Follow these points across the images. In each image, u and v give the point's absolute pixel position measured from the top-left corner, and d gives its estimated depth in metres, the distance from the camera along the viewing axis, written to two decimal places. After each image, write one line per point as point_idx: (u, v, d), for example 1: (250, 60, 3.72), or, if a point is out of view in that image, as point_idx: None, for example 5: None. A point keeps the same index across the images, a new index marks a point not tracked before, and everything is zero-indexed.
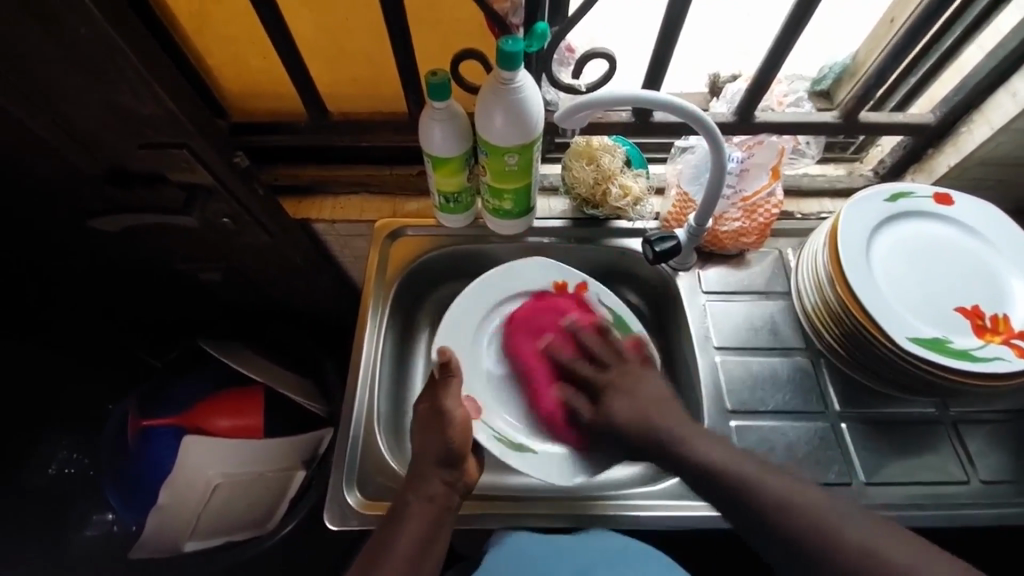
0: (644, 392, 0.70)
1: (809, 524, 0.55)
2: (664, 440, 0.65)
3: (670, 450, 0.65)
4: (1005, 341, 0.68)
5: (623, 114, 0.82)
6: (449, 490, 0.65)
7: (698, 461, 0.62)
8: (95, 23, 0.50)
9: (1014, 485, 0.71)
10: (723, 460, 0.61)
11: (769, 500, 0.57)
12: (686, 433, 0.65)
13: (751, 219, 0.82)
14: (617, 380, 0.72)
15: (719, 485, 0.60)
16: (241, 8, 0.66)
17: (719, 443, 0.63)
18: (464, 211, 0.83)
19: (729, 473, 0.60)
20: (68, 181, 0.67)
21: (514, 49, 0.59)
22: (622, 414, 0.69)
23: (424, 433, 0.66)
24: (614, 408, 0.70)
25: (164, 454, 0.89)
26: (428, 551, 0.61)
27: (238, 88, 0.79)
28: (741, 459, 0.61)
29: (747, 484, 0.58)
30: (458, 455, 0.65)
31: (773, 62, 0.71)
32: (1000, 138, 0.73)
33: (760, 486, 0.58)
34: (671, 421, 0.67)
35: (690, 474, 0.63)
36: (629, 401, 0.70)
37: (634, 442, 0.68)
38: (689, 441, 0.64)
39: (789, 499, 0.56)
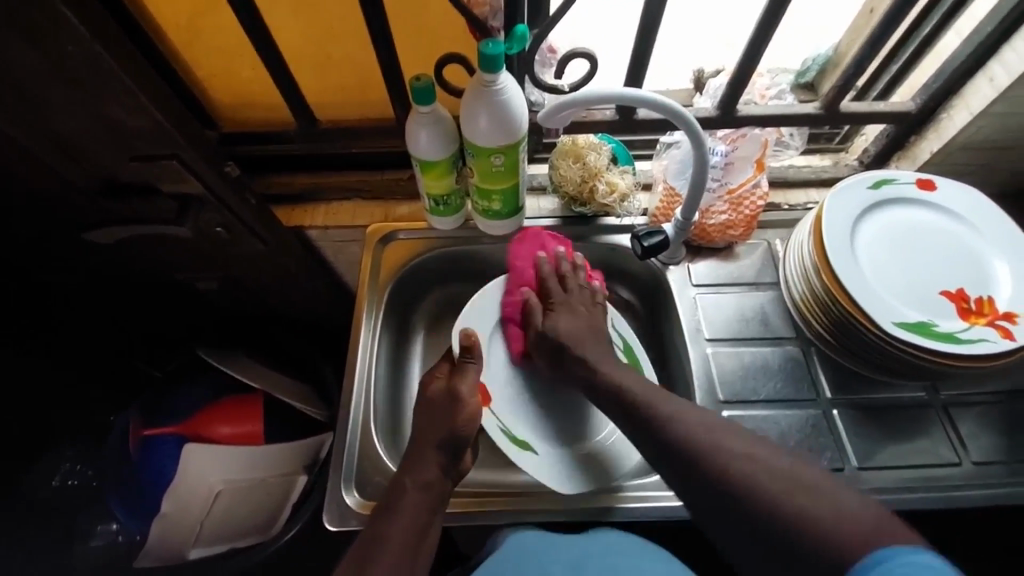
0: (589, 322, 0.77)
1: (737, 460, 0.54)
2: (601, 367, 0.70)
3: (619, 399, 0.66)
4: (991, 322, 0.69)
5: (607, 112, 0.83)
6: (443, 475, 0.66)
7: (619, 386, 0.67)
8: (82, 40, 0.52)
9: (1007, 466, 0.72)
10: (648, 395, 0.65)
11: (699, 445, 0.57)
12: (605, 361, 0.71)
13: (737, 211, 0.83)
14: (561, 301, 0.78)
15: (658, 435, 0.60)
16: (228, 21, 0.67)
17: (630, 374, 0.69)
18: (454, 213, 0.84)
19: (657, 415, 0.62)
20: (63, 195, 0.68)
21: (495, 51, 0.61)
22: (564, 325, 0.75)
23: (431, 414, 0.69)
24: (557, 323, 0.75)
25: (165, 463, 0.89)
26: (423, 538, 0.62)
27: (229, 100, 0.81)
28: (677, 407, 0.62)
29: (677, 431, 0.59)
30: (461, 443, 0.68)
31: (752, 55, 0.72)
32: (979, 123, 0.74)
33: (694, 431, 0.58)
34: (597, 350, 0.73)
35: (618, 405, 0.66)
36: (572, 318, 0.76)
37: (566, 356, 0.74)
38: (636, 392, 0.65)
39: (716, 438, 0.57)
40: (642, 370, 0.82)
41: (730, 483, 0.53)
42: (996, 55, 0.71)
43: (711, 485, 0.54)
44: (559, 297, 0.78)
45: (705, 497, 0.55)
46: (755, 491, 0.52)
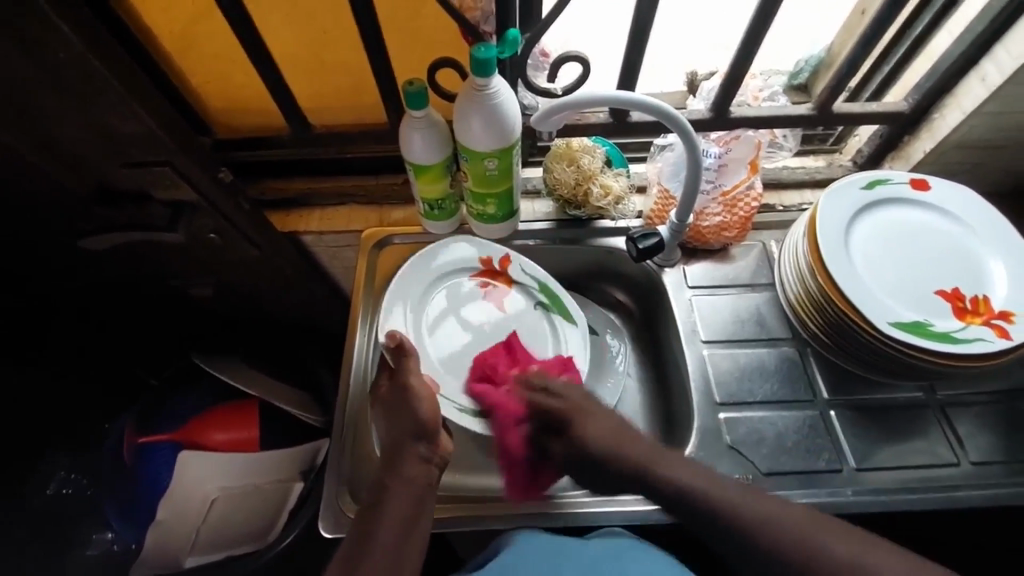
0: (609, 416, 0.72)
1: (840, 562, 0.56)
2: (649, 466, 0.67)
3: (675, 499, 0.64)
4: (986, 321, 0.69)
5: (601, 116, 0.83)
6: (427, 467, 0.67)
7: (680, 488, 0.64)
8: (73, 48, 0.52)
9: (1005, 465, 0.72)
10: (725, 495, 0.62)
11: (786, 540, 0.58)
12: (651, 459, 0.67)
13: (732, 213, 0.83)
14: (578, 407, 0.72)
15: (714, 521, 0.61)
16: (221, 29, 0.68)
17: (687, 467, 0.66)
18: (448, 217, 0.84)
19: (738, 512, 0.61)
20: (56, 203, 0.68)
21: (486, 55, 0.61)
22: (598, 434, 0.70)
23: (398, 409, 0.69)
24: (586, 431, 0.70)
25: (161, 470, 0.89)
26: (412, 529, 0.62)
27: (223, 106, 0.81)
28: (751, 499, 0.61)
29: (754, 527, 0.59)
30: (431, 428, 0.68)
31: (745, 56, 0.73)
32: (972, 122, 0.75)
33: (773, 523, 0.59)
34: (641, 449, 0.69)
35: (673, 506, 0.64)
36: (595, 426, 0.71)
37: (611, 464, 0.69)
38: (698, 484, 0.63)
39: (811, 532, 0.58)
40: (566, 305, 0.84)
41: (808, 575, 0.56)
42: (988, 54, 0.71)
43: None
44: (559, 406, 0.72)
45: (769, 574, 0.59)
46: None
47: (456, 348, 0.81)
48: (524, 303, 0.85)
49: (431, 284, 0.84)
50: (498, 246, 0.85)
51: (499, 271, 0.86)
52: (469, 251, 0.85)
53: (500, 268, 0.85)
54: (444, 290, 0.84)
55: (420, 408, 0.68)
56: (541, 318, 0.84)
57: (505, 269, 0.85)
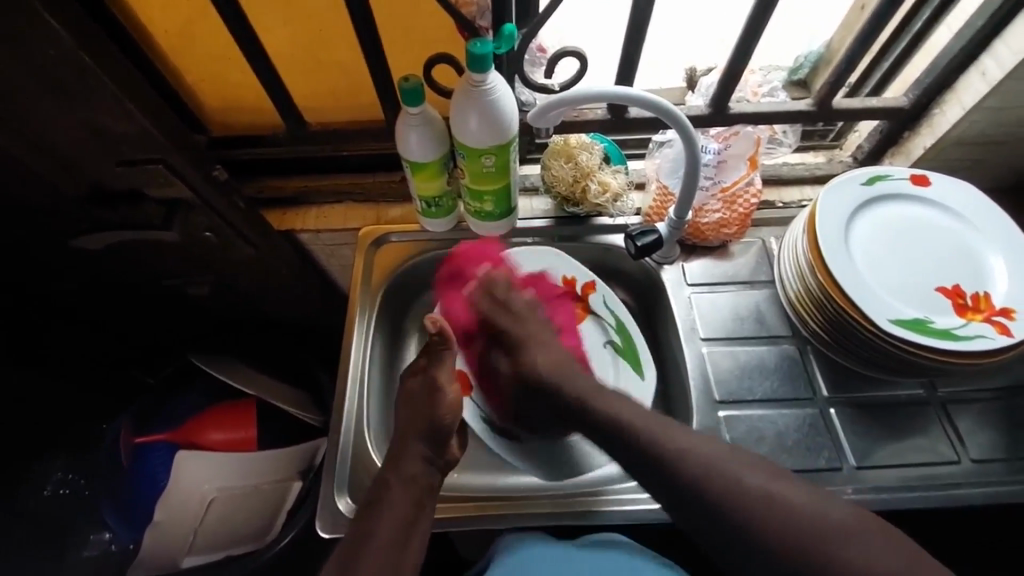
0: (555, 346, 0.75)
1: (760, 505, 0.53)
2: (587, 399, 0.66)
3: (608, 425, 0.63)
4: (987, 318, 0.68)
5: (599, 112, 0.83)
6: (428, 469, 0.66)
7: (617, 421, 0.63)
8: (65, 46, 0.51)
9: (1006, 462, 0.71)
10: (664, 436, 0.60)
11: (723, 486, 0.55)
12: (591, 391, 0.67)
13: (731, 210, 0.82)
14: (531, 336, 0.75)
15: (673, 478, 0.57)
16: (216, 27, 0.67)
17: (631, 407, 0.64)
18: (446, 214, 0.83)
19: (681, 457, 0.58)
20: (49, 202, 0.68)
21: (483, 51, 0.60)
22: (546, 362, 0.72)
23: (411, 407, 0.69)
24: (533, 355, 0.73)
25: (158, 469, 0.90)
26: (411, 530, 0.62)
27: (218, 105, 0.80)
28: (688, 438, 0.59)
29: (694, 463, 0.57)
30: (444, 433, 0.68)
31: (743, 52, 0.72)
32: (972, 117, 0.74)
33: (711, 465, 0.57)
34: (580, 378, 0.70)
35: (610, 440, 0.63)
36: (544, 351, 0.73)
37: (554, 393, 0.70)
38: (639, 423, 0.62)
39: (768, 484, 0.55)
40: (638, 354, 0.82)
41: (777, 537, 0.52)
42: (988, 49, 0.70)
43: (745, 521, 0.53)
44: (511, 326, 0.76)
45: (737, 549, 0.53)
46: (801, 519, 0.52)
47: None
48: (596, 337, 0.84)
49: None
50: (587, 271, 0.85)
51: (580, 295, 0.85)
52: (558, 268, 0.84)
53: (582, 293, 0.85)
54: None
55: (438, 411, 0.68)
56: (609, 358, 0.83)
57: (587, 294, 0.85)
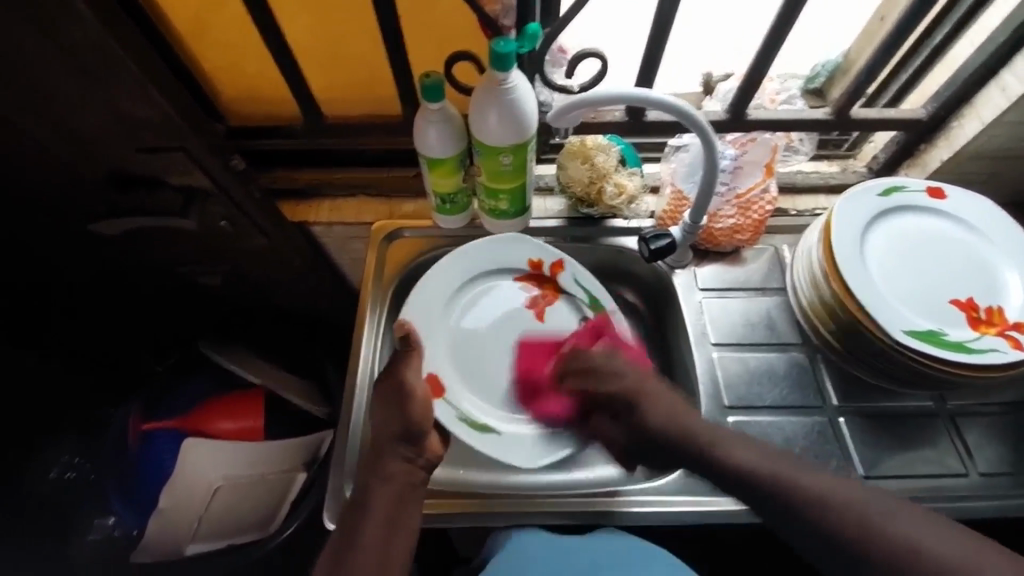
0: (664, 397, 0.71)
1: (894, 545, 0.53)
2: (709, 445, 0.65)
3: (740, 480, 0.61)
4: (1000, 333, 0.68)
5: (617, 113, 0.83)
6: (409, 466, 0.67)
7: (743, 467, 0.62)
8: (93, 31, 0.52)
9: (1012, 477, 0.71)
10: (788, 474, 0.60)
11: (847, 520, 0.56)
12: (719, 438, 0.65)
13: (745, 216, 0.82)
14: (642, 387, 0.71)
15: (816, 525, 0.57)
16: (239, 17, 0.68)
17: (754, 447, 0.64)
18: (461, 211, 0.83)
19: (801, 491, 0.58)
20: (68, 186, 0.68)
21: (506, 50, 0.60)
22: (659, 417, 0.69)
23: (384, 410, 0.68)
24: (649, 415, 0.69)
25: (163, 456, 0.89)
26: (394, 528, 0.64)
27: (237, 95, 0.80)
28: (812, 475, 0.60)
29: (821, 504, 0.57)
30: (418, 431, 0.68)
31: (764, 59, 0.72)
32: (991, 131, 0.74)
33: (837, 505, 0.57)
34: (701, 425, 0.67)
35: (731, 484, 0.62)
36: (658, 407, 0.70)
37: (677, 451, 0.67)
38: (756, 463, 0.62)
39: (868, 518, 0.55)
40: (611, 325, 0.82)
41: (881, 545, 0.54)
42: (1008, 64, 0.70)
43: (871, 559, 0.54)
44: (614, 390, 0.72)
45: None
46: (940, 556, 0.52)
47: (483, 357, 0.81)
48: (567, 315, 0.84)
49: (464, 282, 0.84)
50: (552, 250, 0.84)
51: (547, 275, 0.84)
52: (521, 251, 0.84)
53: (551, 273, 0.85)
54: (479, 290, 0.84)
55: (408, 412, 0.67)
56: None
57: (554, 273, 0.84)
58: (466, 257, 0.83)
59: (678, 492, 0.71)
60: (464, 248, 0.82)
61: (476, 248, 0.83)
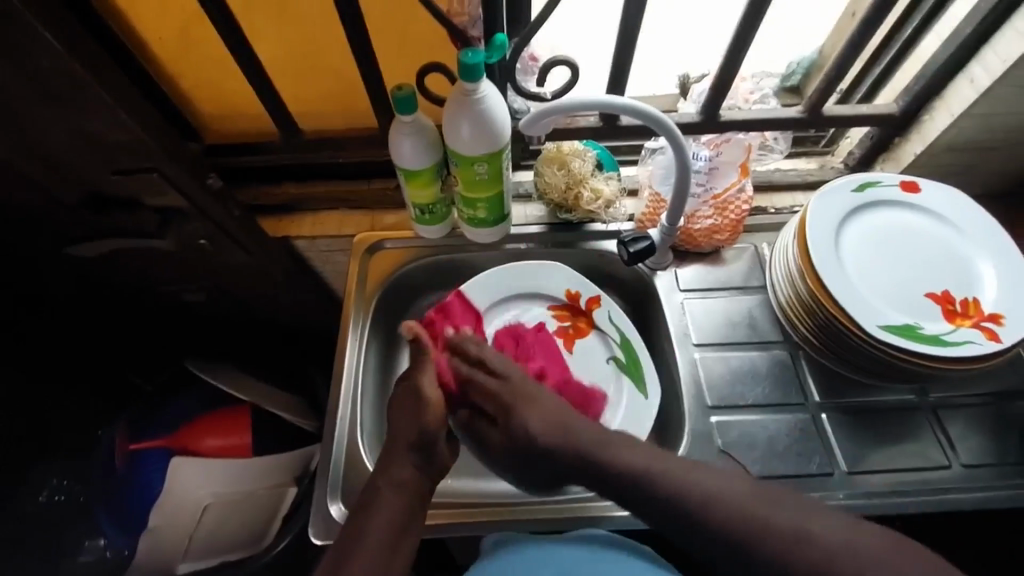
0: (549, 401, 0.69)
1: (780, 537, 0.54)
2: (591, 449, 0.64)
3: (626, 478, 0.61)
4: (976, 324, 0.69)
5: (591, 119, 0.84)
6: (418, 474, 0.66)
7: (625, 465, 0.61)
8: (60, 58, 0.52)
9: (996, 468, 0.71)
10: (676, 472, 0.60)
11: (732, 511, 0.56)
12: (603, 442, 0.64)
13: (723, 216, 0.83)
14: (524, 389, 0.70)
15: (701, 525, 0.57)
16: (212, 37, 0.68)
17: (638, 449, 0.63)
18: (442, 221, 0.84)
19: (687, 488, 0.58)
20: (45, 209, 0.68)
21: (474, 61, 0.61)
22: (539, 423, 0.66)
23: (401, 413, 0.69)
24: (528, 421, 0.67)
25: (153, 475, 0.90)
26: (400, 537, 0.63)
27: (214, 113, 0.81)
28: (701, 475, 0.59)
29: (708, 497, 0.57)
30: (431, 437, 0.67)
31: (734, 59, 0.73)
32: (961, 124, 0.75)
33: (718, 494, 0.57)
34: (585, 429, 0.66)
35: (614, 489, 0.62)
36: (541, 412, 0.67)
37: (547, 455, 0.65)
38: (646, 465, 0.61)
39: (753, 507, 0.56)
40: (643, 376, 0.80)
41: (795, 561, 0.53)
42: (976, 57, 0.71)
43: (753, 550, 0.54)
44: (498, 389, 0.70)
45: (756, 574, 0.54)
46: (825, 541, 0.53)
47: None
48: (598, 353, 0.83)
49: (495, 304, 0.85)
50: (592, 286, 0.85)
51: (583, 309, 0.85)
52: (560, 281, 0.85)
53: (586, 308, 0.85)
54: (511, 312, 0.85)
55: (424, 418, 0.67)
56: (610, 374, 0.82)
57: (591, 308, 0.85)
58: (489, 281, 0.85)
59: None
60: (489, 272, 0.84)
61: (505, 274, 0.85)
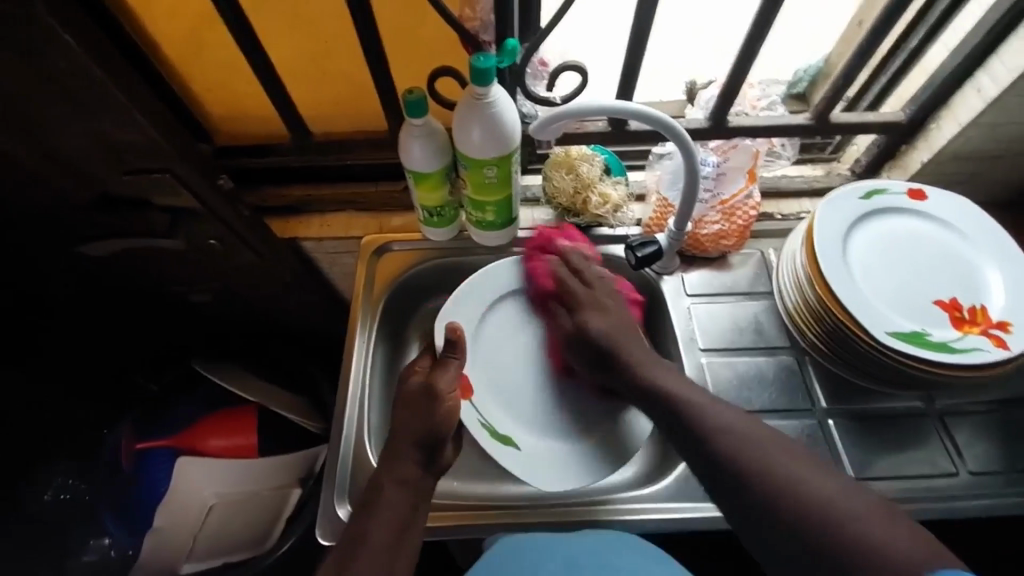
0: (618, 314, 0.75)
1: (776, 476, 0.55)
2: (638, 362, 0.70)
3: (657, 394, 0.66)
4: (984, 331, 0.69)
5: (599, 124, 0.85)
6: (421, 474, 0.67)
7: (659, 385, 0.66)
8: (78, 60, 0.53)
9: (1003, 475, 0.71)
10: (697, 402, 0.63)
11: (736, 444, 0.58)
12: (648, 362, 0.70)
13: (730, 221, 0.83)
14: (595, 300, 0.76)
15: (708, 453, 0.59)
16: (226, 41, 0.69)
17: (675, 376, 0.67)
18: (449, 224, 0.84)
19: (703, 421, 0.61)
20: (58, 209, 0.69)
21: (486, 65, 0.61)
22: (602, 326, 0.74)
23: (406, 412, 0.69)
24: (592, 323, 0.74)
25: (159, 476, 0.91)
26: (404, 535, 0.63)
27: (225, 115, 0.81)
28: (721, 409, 0.62)
29: (717, 431, 0.59)
30: (437, 437, 0.68)
31: (742, 66, 0.73)
32: (969, 132, 0.75)
33: (726, 426, 0.60)
34: (636, 348, 0.72)
35: (648, 404, 0.67)
36: (604, 317, 0.75)
37: (606, 357, 0.73)
38: (678, 390, 0.65)
39: (759, 444, 0.58)
40: None
41: (780, 492, 0.54)
42: (983, 67, 0.71)
43: (750, 484, 0.55)
44: (579, 292, 0.77)
45: (746, 510, 0.55)
46: (820, 490, 0.53)
47: (506, 374, 0.81)
48: None
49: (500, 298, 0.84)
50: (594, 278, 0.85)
51: None
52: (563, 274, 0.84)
53: None
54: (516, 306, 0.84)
55: (431, 417, 0.68)
56: None
57: None
58: (492, 276, 0.83)
59: (670, 499, 0.72)
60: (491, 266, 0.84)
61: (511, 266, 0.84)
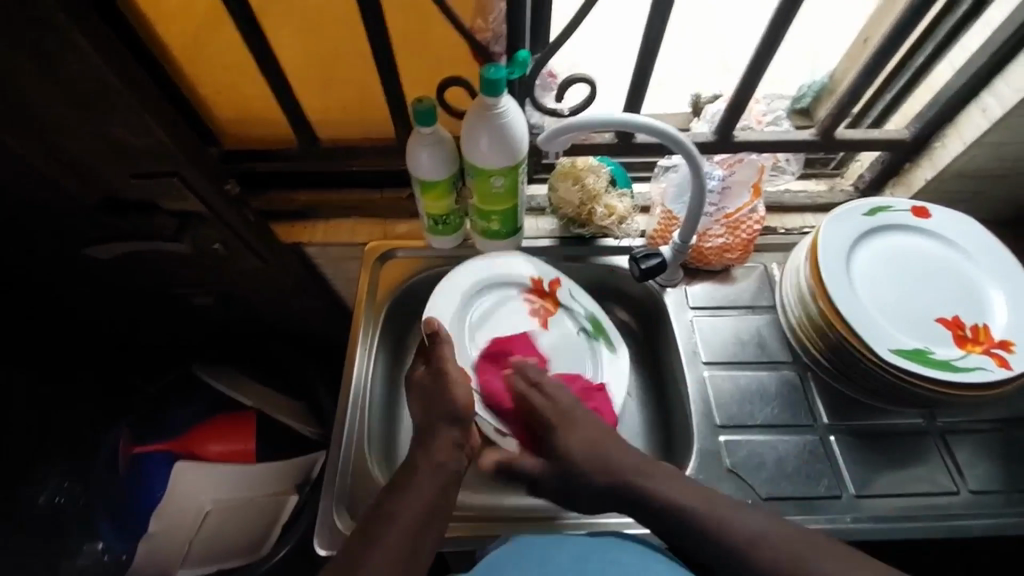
0: (592, 428, 0.69)
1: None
2: (632, 477, 0.65)
3: (667, 510, 0.63)
4: (986, 350, 0.69)
5: (606, 136, 0.85)
6: (455, 455, 0.66)
7: (667, 500, 0.63)
8: (92, 63, 0.53)
9: (1003, 495, 0.72)
10: (720, 510, 0.62)
11: (775, 551, 0.59)
12: (642, 471, 0.66)
13: (734, 235, 0.83)
14: (570, 415, 0.70)
15: (746, 564, 0.59)
16: (237, 44, 0.69)
17: (679, 481, 0.65)
18: (452, 232, 0.84)
19: (731, 529, 0.61)
20: (64, 211, 0.69)
21: (496, 76, 0.62)
22: (579, 446, 0.67)
23: (427, 396, 0.69)
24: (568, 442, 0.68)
25: (155, 480, 0.91)
26: (432, 519, 0.62)
27: (232, 119, 0.81)
28: (744, 514, 0.62)
29: (748, 540, 0.60)
30: (464, 416, 0.67)
31: (750, 82, 0.74)
32: (973, 152, 0.76)
33: (755, 535, 0.60)
34: (625, 458, 0.67)
35: (646, 514, 0.64)
36: (579, 434, 0.68)
37: (590, 480, 0.66)
38: (686, 501, 0.63)
39: (797, 551, 0.59)
40: (608, 333, 0.83)
41: None
42: (988, 88, 0.72)
43: None
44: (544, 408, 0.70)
45: None
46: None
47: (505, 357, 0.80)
48: (568, 326, 0.82)
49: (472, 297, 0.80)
50: (550, 269, 0.84)
51: (547, 292, 0.83)
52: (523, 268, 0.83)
53: (551, 289, 0.83)
54: (489, 302, 0.81)
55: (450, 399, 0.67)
56: (583, 345, 0.82)
57: (554, 291, 0.83)
58: (459, 280, 0.80)
59: None
60: (455, 269, 0.81)
61: (475, 266, 0.82)
